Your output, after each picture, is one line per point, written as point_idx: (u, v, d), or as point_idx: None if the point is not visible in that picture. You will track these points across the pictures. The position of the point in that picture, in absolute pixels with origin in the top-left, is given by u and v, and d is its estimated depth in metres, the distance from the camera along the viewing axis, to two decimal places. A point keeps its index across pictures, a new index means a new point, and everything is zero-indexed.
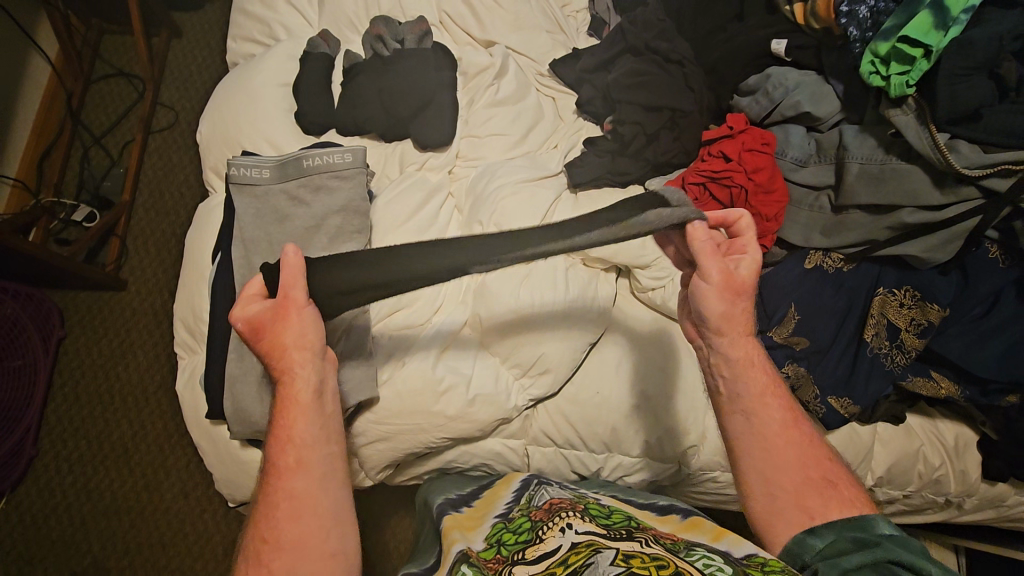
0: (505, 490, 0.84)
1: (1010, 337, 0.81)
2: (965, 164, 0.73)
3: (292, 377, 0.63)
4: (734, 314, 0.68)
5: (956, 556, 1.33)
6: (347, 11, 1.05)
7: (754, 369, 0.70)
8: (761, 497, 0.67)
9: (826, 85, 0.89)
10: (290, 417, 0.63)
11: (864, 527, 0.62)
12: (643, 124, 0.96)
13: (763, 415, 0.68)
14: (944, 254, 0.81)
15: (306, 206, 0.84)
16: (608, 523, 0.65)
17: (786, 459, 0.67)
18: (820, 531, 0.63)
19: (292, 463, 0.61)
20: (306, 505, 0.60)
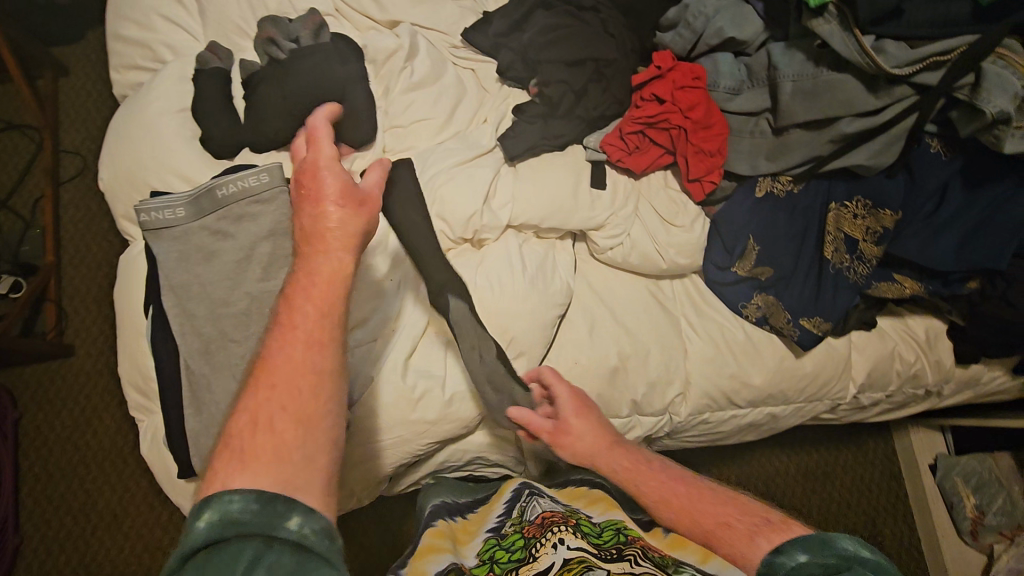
0: (499, 500, 0.87)
1: (965, 225, 0.81)
2: (895, 65, 0.69)
3: (330, 253, 0.56)
4: (582, 442, 0.79)
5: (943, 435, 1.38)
6: (229, 14, 0.96)
7: (623, 465, 0.76)
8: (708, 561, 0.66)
9: (745, 5, 0.86)
10: (306, 292, 0.55)
11: (829, 543, 0.56)
12: (570, 81, 0.91)
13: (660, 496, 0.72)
14: (888, 157, 0.78)
15: (231, 238, 0.78)
16: (600, 540, 0.69)
17: (689, 517, 0.68)
18: (787, 550, 0.58)
19: (310, 333, 0.53)
20: (306, 401, 0.50)
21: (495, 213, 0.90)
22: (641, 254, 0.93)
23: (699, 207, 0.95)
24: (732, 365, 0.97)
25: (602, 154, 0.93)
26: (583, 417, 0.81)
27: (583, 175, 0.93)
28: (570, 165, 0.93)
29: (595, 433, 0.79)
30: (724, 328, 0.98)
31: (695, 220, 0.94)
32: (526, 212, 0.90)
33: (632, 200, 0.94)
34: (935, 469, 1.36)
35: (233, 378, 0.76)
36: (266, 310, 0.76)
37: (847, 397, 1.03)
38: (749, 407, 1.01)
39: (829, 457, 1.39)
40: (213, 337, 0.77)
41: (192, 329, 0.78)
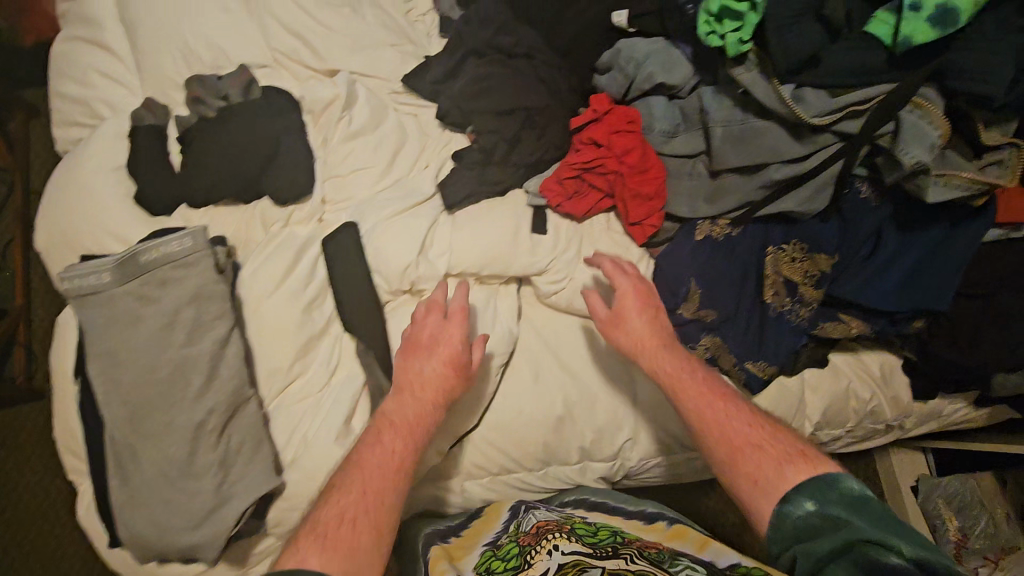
0: (496, 517, 0.88)
1: (904, 267, 0.79)
2: (814, 114, 0.68)
3: (413, 364, 0.77)
4: (633, 335, 0.79)
5: (924, 455, 1.35)
6: (162, 69, 0.95)
7: (667, 361, 0.76)
8: (746, 484, 0.66)
9: (674, 49, 0.84)
10: (407, 400, 0.75)
11: (837, 486, 0.62)
12: (500, 130, 0.89)
13: (705, 401, 0.72)
14: (817, 205, 0.77)
15: (156, 303, 0.77)
16: (594, 540, 0.76)
17: (737, 439, 0.69)
18: (794, 500, 0.62)
19: (383, 470, 0.70)
20: (369, 486, 0.68)
21: (432, 263, 0.89)
22: (585, 299, 0.92)
23: (642, 249, 0.93)
24: None
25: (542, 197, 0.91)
26: (641, 310, 0.80)
27: (524, 221, 0.91)
28: (511, 212, 0.91)
29: (649, 330, 0.79)
30: None
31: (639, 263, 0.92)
32: (464, 261, 0.89)
33: (574, 244, 0.93)
34: (917, 491, 1.32)
35: (159, 447, 0.75)
36: (192, 377, 0.76)
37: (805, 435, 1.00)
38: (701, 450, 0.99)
39: None
40: (140, 405, 0.76)
41: (118, 397, 0.77)
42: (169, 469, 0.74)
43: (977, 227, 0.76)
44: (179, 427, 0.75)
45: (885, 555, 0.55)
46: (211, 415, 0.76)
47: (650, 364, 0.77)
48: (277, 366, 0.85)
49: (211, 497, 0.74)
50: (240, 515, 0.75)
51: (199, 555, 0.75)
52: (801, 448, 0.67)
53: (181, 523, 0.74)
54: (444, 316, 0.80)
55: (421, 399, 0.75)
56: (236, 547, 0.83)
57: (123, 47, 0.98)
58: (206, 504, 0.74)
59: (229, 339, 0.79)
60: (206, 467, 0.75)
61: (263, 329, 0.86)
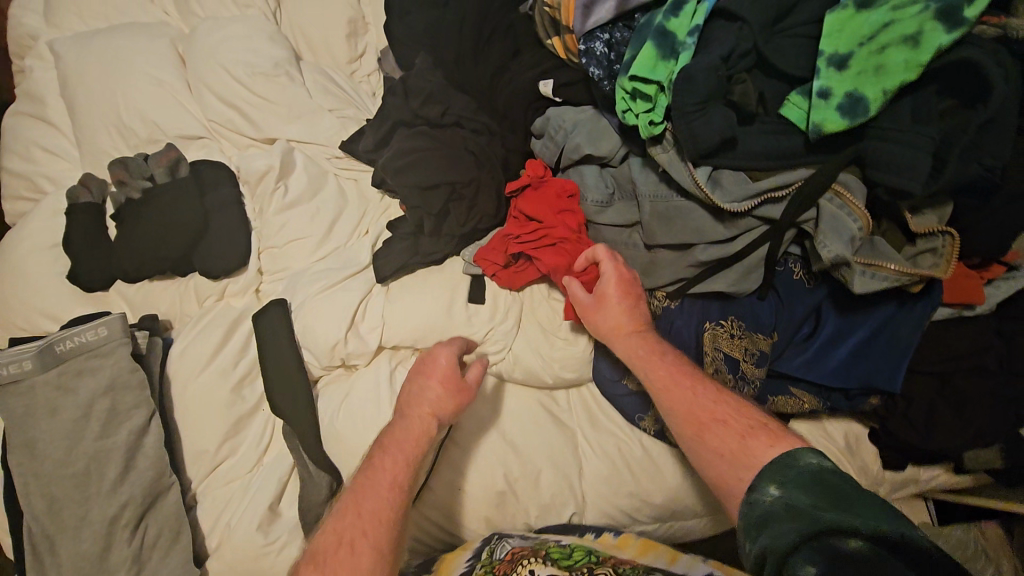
0: (464, 552, 0.84)
1: (847, 347, 0.74)
2: (731, 200, 0.64)
3: (416, 385, 0.75)
4: (608, 322, 0.76)
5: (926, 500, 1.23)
6: (100, 146, 0.95)
7: (632, 341, 0.74)
8: (715, 460, 0.61)
9: (602, 119, 0.80)
10: (398, 430, 0.72)
11: (794, 467, 0.54)
12: (423, 207, 0.85)
13: (682, 385, 0.68)
14: (751, 283, 0.72)
15: (74, 393, 0.76)
16: (570, 562, 0.74)
17: (706, 418, 0.64)
18: (761, 483, 0.54)
19: (375, 510, 0.66)
20: (364, 511, 0.66)
21: (362, 338, 0.87)
22: (525, 370, 0.89)
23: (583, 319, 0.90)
24: (631, 482, 0.90)
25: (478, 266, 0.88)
26: (625, 298, 0.76)
27: (460, 291, 0.88)
28: (446, 281, 0.88)
29: (626, 318, 0.75)
30: (619, 442, 0.92)
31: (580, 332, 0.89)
32: (395, 335, 0.87)
33: (513, 313, 0.89)
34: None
35: (74, 541, 0.74)
36: (106, 469, 0.74)
37: None
38: (658, 522, 0.93)
39: None
40: (59, 498, 0.75)
41: (35, 489, 0.76)
42: (82, 565, 0.73)
43: (924, 307, 0.69)
44: (93, 521, 0.73)
45: (851, 542, 0.44)
46: (126, 508, 0.74)
47: (623, 346, 0.74)
48: (202, 450, 0.83)
49: None
50: None
51: None
52: (768, 423, 0.62)
53: None
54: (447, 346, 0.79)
55: (412, 416, 0.73)
56: None
57: (66, 123, 0.99)
58: None
59: (148, 427, 0.78)
60: (120, 562, 0.73)
61: (188, 412, 0.84)
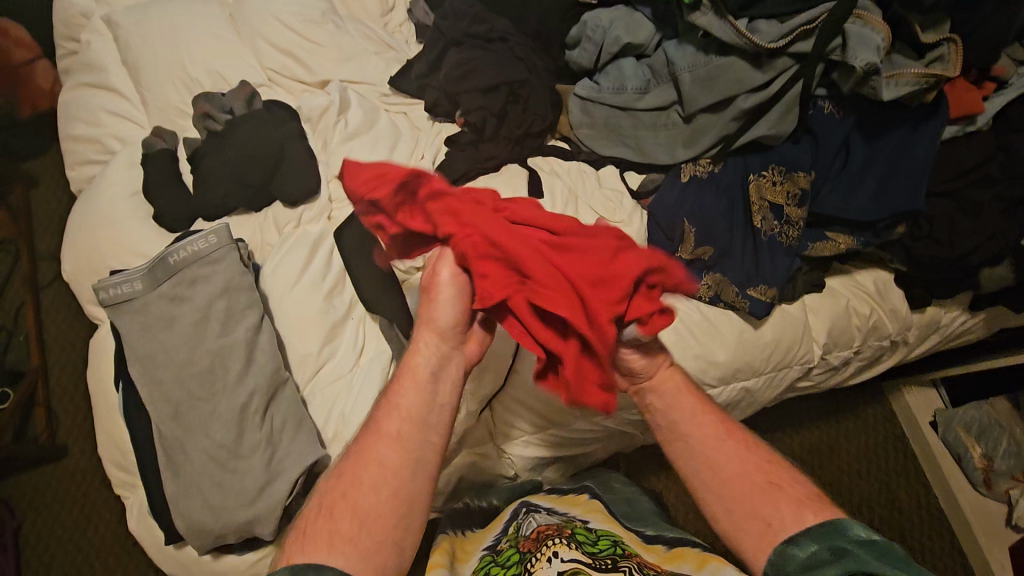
0: (499, 519, 0.91)
1: (876, 176, 0.86)
2: (769, 41, 0.76)
3: (431, 304, 0.69)
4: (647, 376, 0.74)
5: (938, 391, 1.45)
6: (166, 100, 1.02)
7: (682, 395, 0.74)
8: (745, 511, 0.65)
9: (635, 13, 0.94)
10: (401, 383, 0.67)
11: (840, 531, 0.58)
12: (488, 106, 0.95)
13: (728, 444, 0.69)
14: (788, 124, 0.83)
15: (189, 301, 0.82)
16: (596, 549, 0.74)
17: (743, 473, 0.67)
18: (800, 541, 0.60)
19: (381, 459, 0.63)
20: (362, 475, 0.62)
21: None
22: None
23: (635, 201, 0.97)
24: None
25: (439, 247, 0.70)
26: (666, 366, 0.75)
27: (520, 187, 0.94)
28: (506, 183, 0.95)
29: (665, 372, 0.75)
30: None
31: (633, 214, 0.95)
32: None
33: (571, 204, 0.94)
34: (936, 427, 1.41)
35: (205, 435, 0.78)
36: (231, 364, 0.80)
37: (815, 359, 1.05)
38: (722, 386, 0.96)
39: (830, 431, 1.45)
40: (184, 400, 0.79)
41: (161, 395, 0.80)
42: (218, 454, 0.78)
43: (935, 125, 0.83)
44: (223, 414, 0.78)
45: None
46: (253, 396, 0.80)
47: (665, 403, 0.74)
48: (307, 352, 0.89)
49: (261, 474, 0.77)
50: (290, 488, 0.77)
51: (254, 533, 0.78)
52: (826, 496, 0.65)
53: (235, 502, 0.76)
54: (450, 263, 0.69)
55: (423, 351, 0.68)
56: None
57: (128, 87, 1.06)
58: (257, 481, 0.77)
59: (260, 327, 0.83)
60: (254, 446, 0.78)
61: (288, 321, 0.90)
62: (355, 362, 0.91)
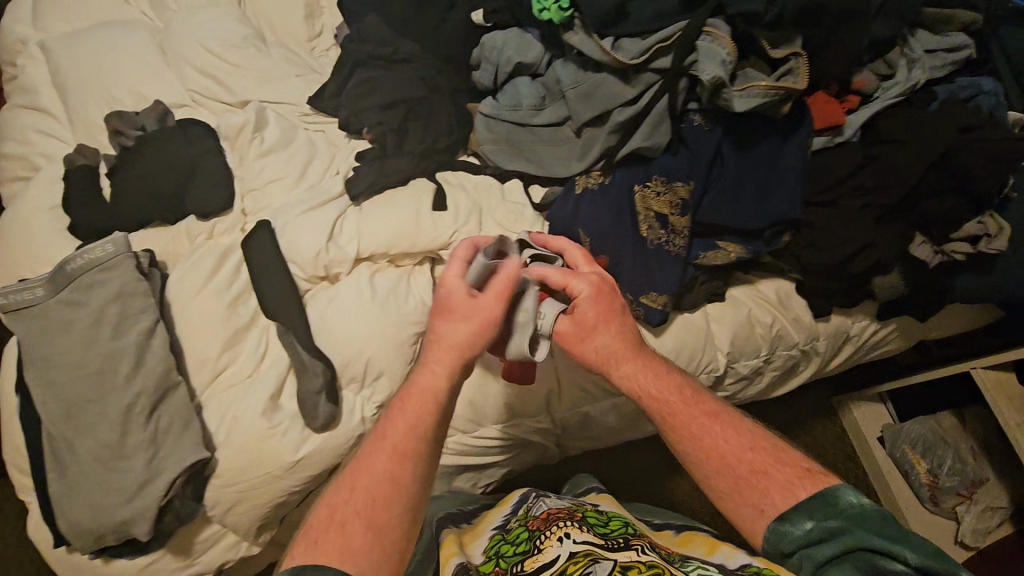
0: (507, 502, 0.93)
1: (755, 184, 0.89)
2: (631, 57, 0.82)
3: (450, 324, 0.69)
4: (600, 351, 0.73)
5: (885, 406, 1.43)
6: (90, 119, 1.07)
7: (657, 378, 0.71)
8: (734, 497, 0.62)
9: (525, 34, 0.99)
10: (413, 399, 0.64)
11: (833, 500, 0.59)
12: (386, 122, 1.02)
13: (704, 425, 0.66)
14: (661, 136, 0.86)
15: (85, 306, 0.85)
16: (606, 530, 0.75)
17: (728, 458, 0.64)
18: (792, 518, 0.59)
19: (384, 470, 0.60)
20: (368, 486, 0.59)
21: (341, 248, 0.96)
22: None
23: (536, 213, 1.00)
24: None
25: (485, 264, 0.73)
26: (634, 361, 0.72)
27: (425, 200, 0.98)
28: (413, 195, 0.98)
29: (619, 346, 0.72)
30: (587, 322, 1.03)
31: (533, 225, 0.98)
32: (373, 242, 0.95)
33: (475, 216, 0.98)
34: (884, 443, 1.39)
35: (92, 435, 0.80)
36: (120, 365, 0.82)
37: (721, 368, 1.04)
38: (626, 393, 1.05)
39: None
40: (73, 401, 0.82)
41: (52, 397, 0.82)
42: (102, 453, 0.80)
43: (803, 135, 0.88)
44: (109, 413, 0.81)
45: (892, 564, 0.53)
46: (139, 398, 0.82)
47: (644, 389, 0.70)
48: (205, 356, 0.91)
49: (142, 473, 0.79)
50: (168, 488, 0.79)
51: (132, 533, 0.79)
52: (808, 466, 0.64)
53: (115, 500, 0.78)
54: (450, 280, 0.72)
55: (441, 358, 0.67)
56: (181, 534, 0.88)
57: (58, 107, 1.11)
58: (137, 479, 0.79)
59: (153, 331, 0.86)
60: (137, 445, 0.80)
61: (188, 327, 0.92)
62: (253, 367, 0.92)
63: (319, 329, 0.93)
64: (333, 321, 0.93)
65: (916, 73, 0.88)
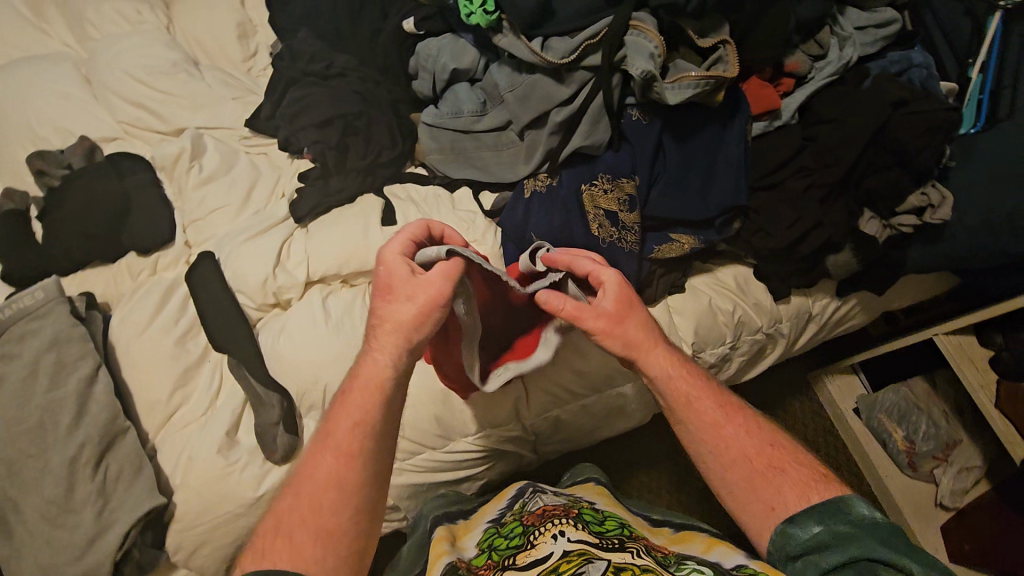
0: (503, 499, 0.89)
1: (699, 173, 0.89)
2: (559, 57, 0.81)
3: (400, 305, 0.69)
4: (629, 340, 0.74)
5: (859, 376, 1.45)
6: (15, 160, 1.02)
7: (683, 375, 0.75)
8: (745, 489, 0.68)
9: (459, 39, 0.96)
10: (354, 388, 0.68)
11: (842, 509, 0.63)
12: (324, 140, 1.00)
13: (723, 420, 0.72)
14: (600, 133, 0.86)
15: (20, 357, 0.81)
16: (602, 529, 0.70)
17: (740, 454, 0.70)
18: (799, 521, 0.64)
19: (329, 469, 0.64)
20: (319, 482, 0.63)
21: (290, 273, 0.93)
22: None
23: (489, 219, 0.97)
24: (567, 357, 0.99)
25: (436, 253, 0.71)
26: (661, 352, 0.75)
27: (372, 216, 0.96)
28: (358, 213, 0.96)
29: (647, 338, 0.74)
30: None
31: (485, 232, 0.95)
32: (322, 265, 0.93)
33: None
34: (860, 413, 1.42)
35: (36, 492, 0.77)
36: (61, 416, 0.79)
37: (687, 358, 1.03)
38: (596, 393, 1.04)
39: None
40: (13, 458, 0.78)
41: None
42: (49, 510, 0.76)
43: (743, 119, 0.87)
44: (53, 468, 0.77)
45: None
46: (84, 448, 0.78)
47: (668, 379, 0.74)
48: (155, 398, 0.88)
49: (92, 527, 0.76)
50: (122, 539, 0.76)
51: None
52: (821, 473, 0.69)
53: (66, 558, 0.75)
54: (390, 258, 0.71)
55: (384, 343, 0.68)
56: None
57: None
58: (88, 534, 0.75)
59: (96, 376, 0.83)
60: (86, 497, 0.77)
61: (136, 368, 0.89)
62: (207, 404, 0.89)
63: (275, 359, 0.90)
64: (286, 349, 0.90)
65: (847, 50, 0.89)
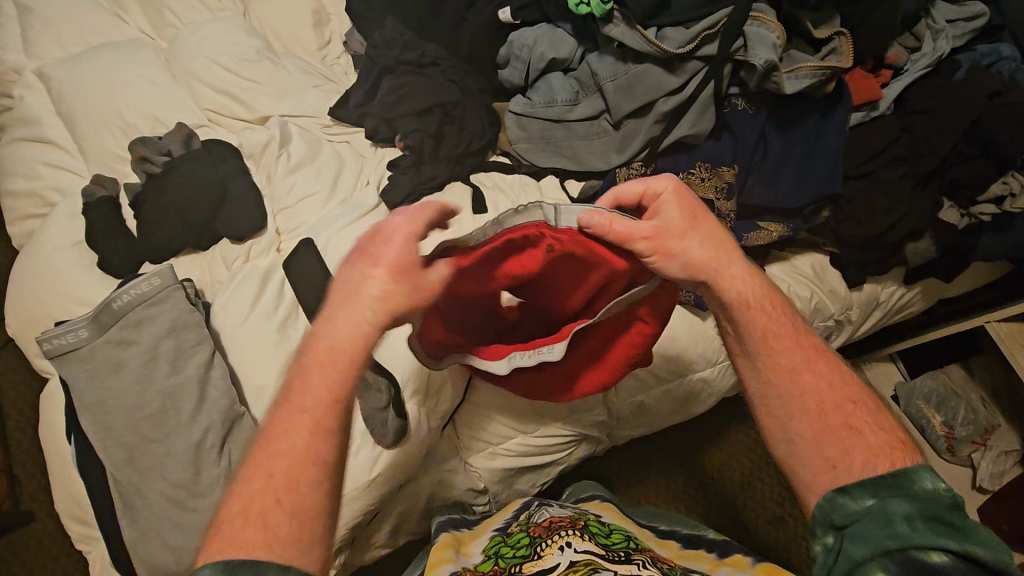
0: (505, 514, 0.93)
1: (796, 161, 0.91)
2: (677, 46, 0.84)
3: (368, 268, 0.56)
4: (691, 256, 0.61)
5: (896, 365, 1.47)
6: (105, 148, 1.02)
7: (766, 309, 0.62)
8: (808, 442, 0.57)
9: (556, 29, 0.99)
10: (317, 355, 0.54)
11: (905, 484, 0.52)
12: (423, 128, 1.00)
13: (810, 365, 0.60)
14: (706, 121, 0.88)
15: (138, 343, 0.82)
16: (608, 543, 0.70)
17: (817, 403, 0.58)
18: (855, 491, 0.53)
19: (298, 445, 0.50)
20: (282, 456, 0.50)
21: None
22: None
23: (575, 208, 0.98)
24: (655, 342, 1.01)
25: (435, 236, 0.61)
26: (733, 262, 0.63)
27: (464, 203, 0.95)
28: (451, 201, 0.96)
29: (714, 250, 0.62)
30: None
31: None
32: None
33: None
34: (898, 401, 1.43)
35: (161, 477, 0.77)
36: (184, 402, 0.79)
37: None
38: (679, 377, 1.06)
39: None
40: (135, 443, 0.78)
41: (114, 441, 0.78)
42: (176, 494, 0.77)
43: (842, 108, 0.90)
44: (178, 453, 0.78)
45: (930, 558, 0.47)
46: (208, 433, 0.79)
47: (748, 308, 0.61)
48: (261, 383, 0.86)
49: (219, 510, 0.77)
50: None
51: None
52: (897, 438, 0.57)
53: (196, 540, 0.76)
54: (396, 232, 0.58)
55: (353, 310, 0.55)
56: None
57: (67, 139, 1.06)
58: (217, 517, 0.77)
59: (211, 363, 0.83)
60: (211, 482, 0.77)
61: (240, 356, 0.88)
62: None
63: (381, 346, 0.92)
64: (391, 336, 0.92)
65: (942, 43, 0.93)
